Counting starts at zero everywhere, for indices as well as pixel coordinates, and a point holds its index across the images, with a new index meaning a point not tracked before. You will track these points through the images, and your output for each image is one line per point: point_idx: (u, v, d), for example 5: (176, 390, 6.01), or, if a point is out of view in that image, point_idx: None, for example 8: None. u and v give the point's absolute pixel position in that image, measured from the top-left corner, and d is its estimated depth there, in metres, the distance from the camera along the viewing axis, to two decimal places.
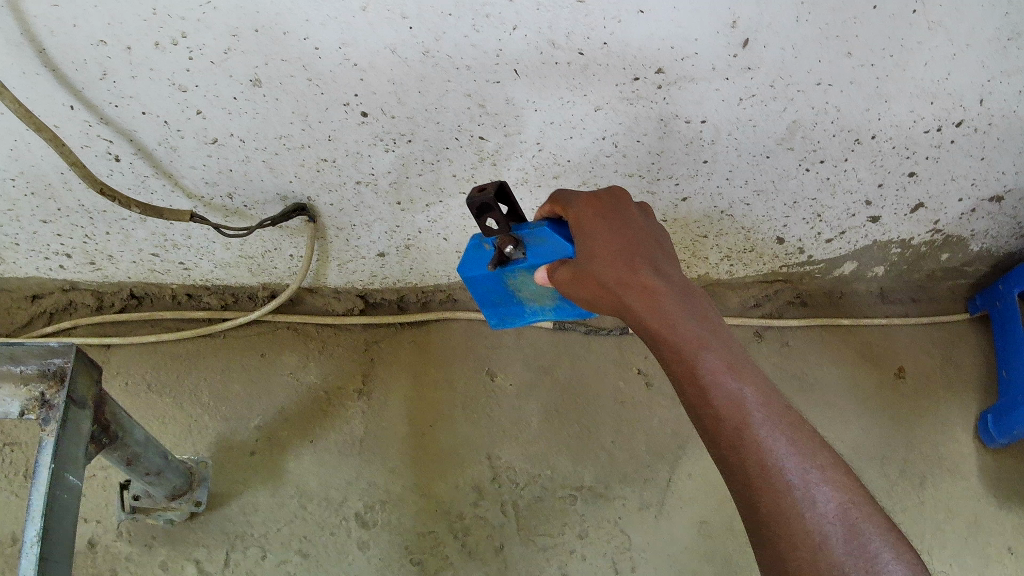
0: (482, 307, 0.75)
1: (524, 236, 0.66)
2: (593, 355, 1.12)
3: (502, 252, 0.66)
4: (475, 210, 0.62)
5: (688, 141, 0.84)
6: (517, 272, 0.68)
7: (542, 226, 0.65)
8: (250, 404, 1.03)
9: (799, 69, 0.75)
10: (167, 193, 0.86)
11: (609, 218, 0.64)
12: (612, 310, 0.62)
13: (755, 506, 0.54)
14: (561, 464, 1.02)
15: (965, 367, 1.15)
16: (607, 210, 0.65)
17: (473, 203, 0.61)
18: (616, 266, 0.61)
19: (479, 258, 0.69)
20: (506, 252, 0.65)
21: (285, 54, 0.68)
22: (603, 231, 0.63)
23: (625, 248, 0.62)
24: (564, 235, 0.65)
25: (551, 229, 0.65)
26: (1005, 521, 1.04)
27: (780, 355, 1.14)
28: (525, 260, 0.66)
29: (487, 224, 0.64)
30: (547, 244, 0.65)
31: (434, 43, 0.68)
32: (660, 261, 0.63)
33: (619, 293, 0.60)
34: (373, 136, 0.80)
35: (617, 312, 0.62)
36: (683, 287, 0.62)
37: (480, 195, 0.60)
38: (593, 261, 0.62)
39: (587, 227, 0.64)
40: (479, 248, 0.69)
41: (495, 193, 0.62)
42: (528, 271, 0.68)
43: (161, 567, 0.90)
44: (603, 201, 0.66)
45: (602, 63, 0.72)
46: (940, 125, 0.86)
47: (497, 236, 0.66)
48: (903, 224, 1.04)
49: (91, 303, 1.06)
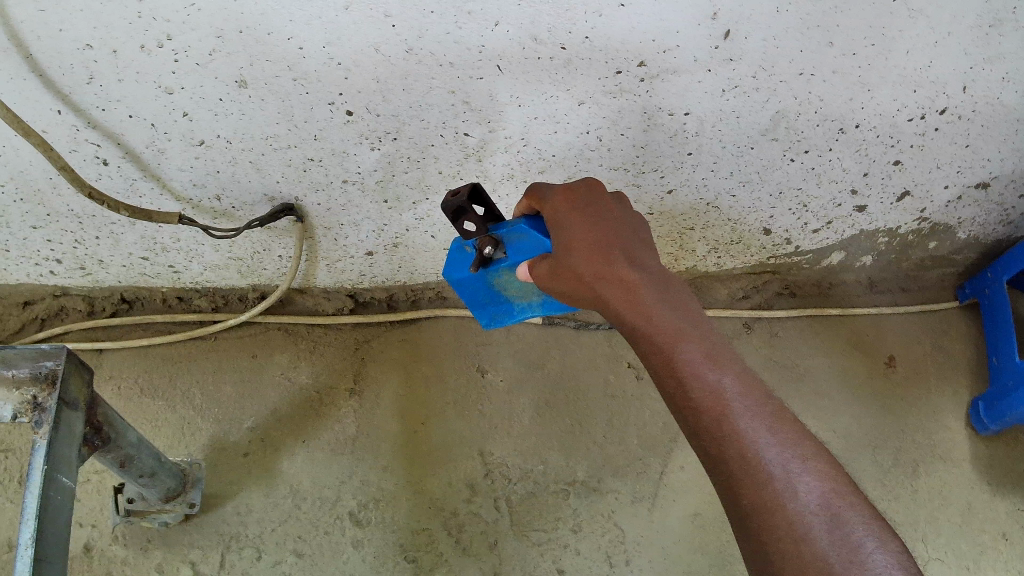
0: (472, 308, 0.76)
1: (502, 235, 0.66)
2: (583, 349, 1.12)
3: (482, 253, 0.67)
4: (450, 215, 0.64)
5: (672, 133, 0.84)
6: (500, 271, 0.69)
7: (518, 223, 0.65)
8: (242, 405, 1.03)
9: (782, 59, 0.75)
10: (155, 196, 0.86)
11: (586, 210, 0.65)
12: (590, 303, 0.63)
13: (734, 500, 0.55)
14: (553, 460, 1.02)
15: (955, 355, 1.15)
16: (583, 202, 0.65)
17: (448, 207, 0.63)
18: (593, 258, 0.62)
19: (463, 260, 0.70)
20: (486, 253, 0.66)
21: (270, 55, 0.69)
22: (579, 223, 0.63)
23: (602, 239, 0.63)
24: (541, 230, 0.66)
25: (528, 226, 0.65)
26: (998, 507, 1.04)
27: (770, 346, 1.14)
28: (506, 259, 0.67)
29: (464, 227, 0.65)
30: (526, 241, 0.66)
31: (417, 41, 0.68)
32: (638, 252, 0.64)
33: (597, 286, 0.61)
34: (359, 135, 0.80)
35: (595, 304, 0.63)
36: (660, 279, 0.62)
37: (453, 198, 0.62)
38: (570, 254, 0.62)
39: (564, 221, 0.64)
40: (461, 250, 0.70)
41: (469, 195, 0.63)
42: (511, 268, 0.69)
43: (157, 569, 0.91)
44: (580, 193, 0.66)
45: (584, 58, 0.72)
46: (923, 113, 0.86)
47: (476, 238, 0.67)
48: (890, 213, 1.04)
49: (82, 308, 1.07)
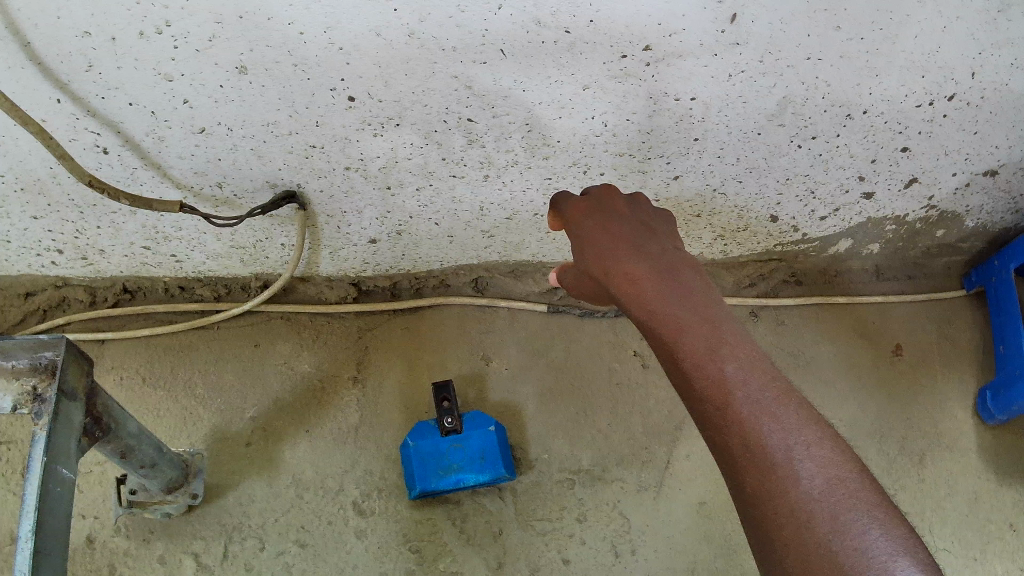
0: (416, 434, 0.96)
1: (477, 439, 0.96)
2: (588, 337, 1.11)
3: (445, 423, 0.95)
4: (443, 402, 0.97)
5: (678, 119, 0.83)
6: (445, 442, 0.95)
7: (479, 455, 0.95)
8: (244, 395, 1.03)
9: (788, 43, 0.74)
10: (156, 183, 0.85)
11: (598, 213, 0.72)
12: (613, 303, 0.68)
13: (736, 487, 0.55)
14: (557, 448, 1.02)
15: (962, 343, 1.14)
16: (594, 208, 0.72)
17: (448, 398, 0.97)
18: (601, 261, 0.67)
19: (427, 432, 0.96)
20: (445, 422, 0.95)
21: (270, 40, 0.68)
22: (594, 228, 0.70)
23: (612, 242, 0.68)
24: (498, 464, 0.95)
25: (500, 459, 0.95)
26: (1006, 497, 1.03)
27: (775, 334, 1.13)
28: (465, 449, 0.95)
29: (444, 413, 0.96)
30: (485, 462, 0.95)
31: (419, 25, 0.67)
32: (649, 247, 0.67)
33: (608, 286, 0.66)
34: (361, 120, 0.79)
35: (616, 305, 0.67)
36: (675, 272, 0.65)
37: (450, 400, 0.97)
38: (584, 262, 0.69)
39: (580, 226, 0.71)
40: (434, 432, 0.96)
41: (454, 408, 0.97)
42: (450, 445, 0.95)
43: (160, 561, 0.91)
44: (592, 200, 0.73)
45: (588, 41, 0.71)
46: (932, 99, 0.85)
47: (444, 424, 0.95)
48: (897, 200, 1.03)
49: (84, 298, 1.06)
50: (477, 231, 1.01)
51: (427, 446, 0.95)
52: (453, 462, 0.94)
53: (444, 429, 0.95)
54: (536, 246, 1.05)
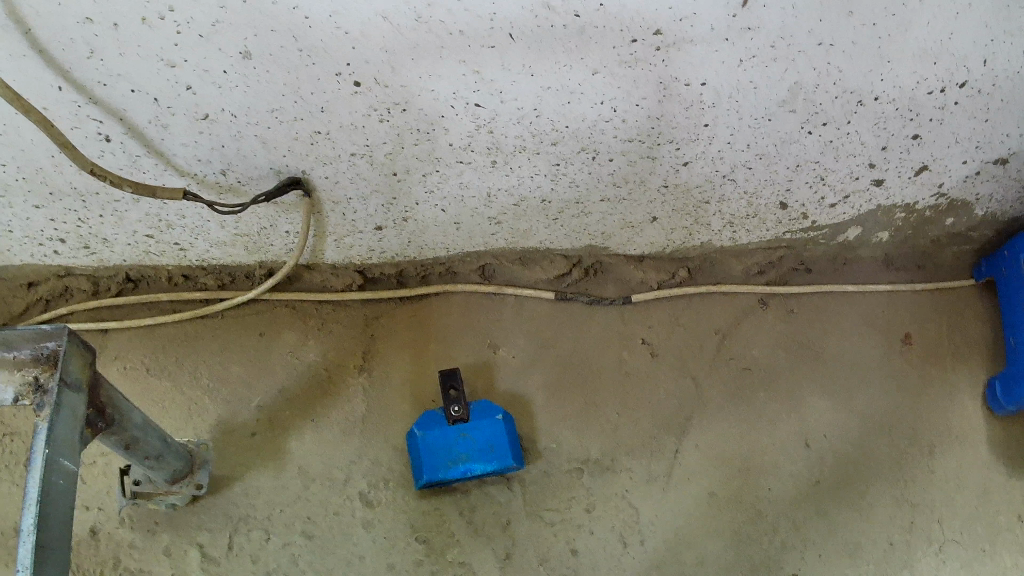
0: (425, 425, 0.95)
1: (486, 433, 0.95)
2: (596, 325, 1.10)
3: (453, 412, 0.95)
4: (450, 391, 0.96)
5: (688, 105, 0.82)
6: (454, 431, 0.94)
7: (489, 447, 0.94)
8: (250, 385, 1.02)
9: (800, 29, 0.73)
10: (159, 171, 0.84)
11: None
12: None
13: None
14: (566, 438, 1.01)
15: (973, 333, 1.13)
16: None
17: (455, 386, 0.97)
18: None
19: (435, 422, 0.95)
20: (453, 410, 0.95)
21: (275, 24, 0.67)
22: None
23: None
24: (507, 455, 0.94)
25: (508, 450, 0.94)
26: (1016, 489, 1.02)
27: (785, 321, 1.12)
28: (473, 440, 0.94)
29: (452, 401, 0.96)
30: (495, 454, 0.94)
31: (427, 9, 0.67)
32: None
33: None
34: (368, 106, 0.78)
35: None
36: None
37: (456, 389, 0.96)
38: None
39: None
40: (443, 423, 0.95)
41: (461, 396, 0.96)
42: (460, 436, 0.94)
43: (164, 553, 0.90)
44: None
45: (597, 26, 0.71)
46: (943, 86, 0.84)
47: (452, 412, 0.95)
48: (907, 188, 1.02)
49: (87, 288, 1.05)
50: (484, 219, 1.00)
51: (433, 438, 0.94)
52: (459, 451, 0.94)
53: (452, 418, 0.95)
54: (544, 233, 1.05)
